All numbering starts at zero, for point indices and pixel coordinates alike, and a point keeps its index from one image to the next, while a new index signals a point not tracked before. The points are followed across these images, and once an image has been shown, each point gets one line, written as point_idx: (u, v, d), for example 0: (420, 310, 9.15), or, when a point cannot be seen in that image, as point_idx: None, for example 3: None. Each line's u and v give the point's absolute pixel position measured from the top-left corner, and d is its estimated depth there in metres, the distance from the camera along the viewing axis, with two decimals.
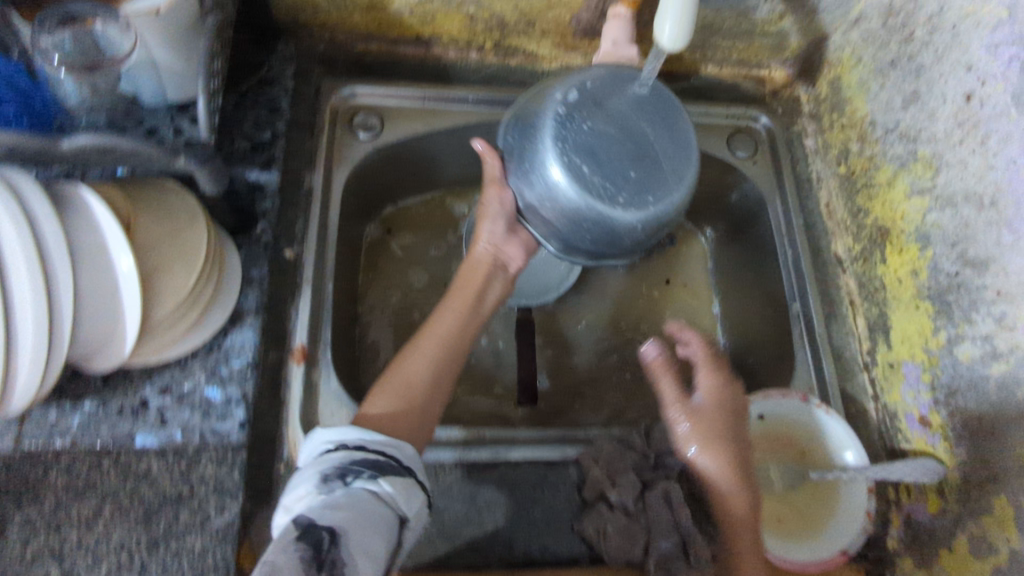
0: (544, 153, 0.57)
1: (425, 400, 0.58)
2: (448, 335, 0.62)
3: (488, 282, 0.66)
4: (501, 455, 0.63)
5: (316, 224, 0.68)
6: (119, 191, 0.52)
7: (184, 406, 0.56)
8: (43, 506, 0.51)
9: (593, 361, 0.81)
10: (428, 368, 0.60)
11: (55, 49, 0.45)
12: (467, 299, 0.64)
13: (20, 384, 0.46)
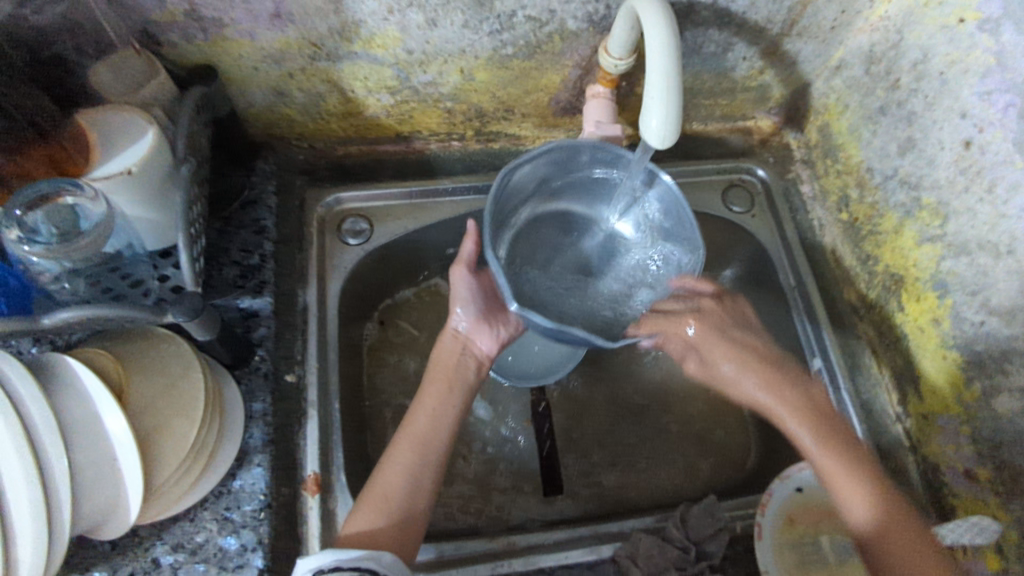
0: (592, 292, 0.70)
1: (408, 513, 0.53)
2: (424, 433, 0.57)
3: (461, 367, 0.62)
4: (530, 565, 0.59)
5: (315, 341, 0.67)
6: (111, 355, 0.51)
7: (198, 561, 0.52)
8: None
9: (618, 437, 0.77)
10: (405, 475, 0.55)
11: (27, 234, 0.45)
12: (439, 389, 0.60)
13: None
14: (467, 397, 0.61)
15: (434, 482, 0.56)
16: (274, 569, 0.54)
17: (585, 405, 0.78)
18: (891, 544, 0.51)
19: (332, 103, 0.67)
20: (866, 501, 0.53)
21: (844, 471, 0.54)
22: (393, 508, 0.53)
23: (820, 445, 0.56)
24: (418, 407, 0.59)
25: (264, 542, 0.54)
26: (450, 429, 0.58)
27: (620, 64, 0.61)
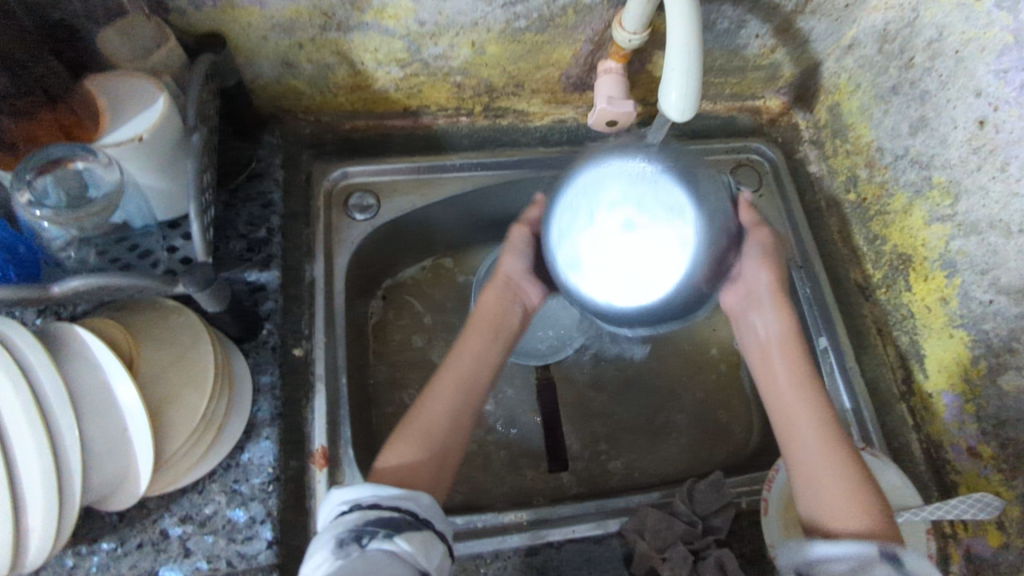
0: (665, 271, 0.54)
1: (446, 448, 0.54)
2: (466, 374, 0.58)
3: (506, 314, 0.62)
4: (538, 538, 0.59)
5: (322, 315, 0.66)
6: (121, 325, 0.51)
7: (207, 532, 0.52)
8: None
9: (622, 415, 0.77)
10: (447, 410, 0.56)
11: (39, 199, 0.44)
12: (484, 334, 0.60)
13: (33, 547, 0.42)
14: (508, 346, 0.62)
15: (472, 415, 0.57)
16: (283, 542, 0.54)
17: (591, 383, 0.79)
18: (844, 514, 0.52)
19: (341, 75, 0.66)
20: (834, 496, 0.53)
21: (824, 473, 0.54)
22: (431, 440, 0.54)
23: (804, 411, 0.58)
24: (461, 348, 0.60)
25: (274, 514, 0.54)
26: (491, 374, 0.59)
27: (634, 39, 0.61)
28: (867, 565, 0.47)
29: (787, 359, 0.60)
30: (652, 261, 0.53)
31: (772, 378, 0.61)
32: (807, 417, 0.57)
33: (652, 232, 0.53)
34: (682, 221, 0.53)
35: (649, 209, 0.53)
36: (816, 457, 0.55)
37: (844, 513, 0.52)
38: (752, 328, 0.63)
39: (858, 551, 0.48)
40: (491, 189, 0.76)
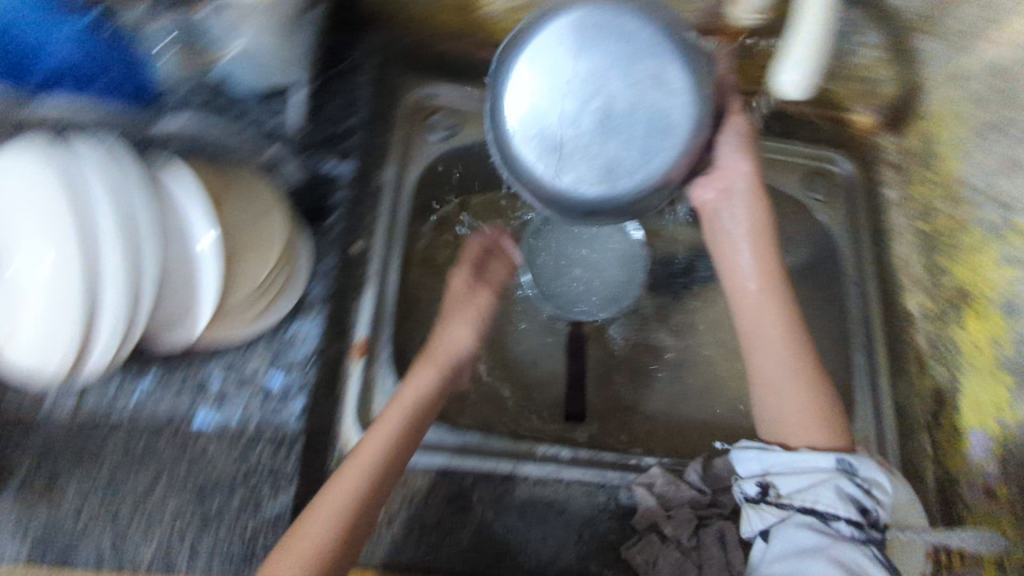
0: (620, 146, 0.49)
1: (341, 552, 0.49)
2: (376, 462, 0.53)
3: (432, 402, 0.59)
4: (549, 472, 0.61)
5: (385, 218, 0.68)
6: (212, 172, 0.53)
7: (245, 390, 0.55)
8: (99, 471, 0.52)
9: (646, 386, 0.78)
10: (348, 505, 0.50)
11: (163, 31, 0.49)
12: (407, 406, 0.57)
13: (101, 345, 0.44)
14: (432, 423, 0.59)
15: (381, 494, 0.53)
16: (313, 415, 0.56)
17: (617, 350, 0.80)
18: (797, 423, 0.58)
19: None
20: (786, 410, 0.59)
21: (791, 383, 0.59)
22: (326, 559, 0.48)
23: (768, 332, 0.61)
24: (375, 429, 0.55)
25: (306, 385, 0.56)
26: (408, 457, 0.55)
27: (753, 17, 0.61)
28: (828, 479, 0.52)
29: (751, 249, 0.64)
30: (620, 146, 0.49)
31: (742, 268, 0.64)
32: (774, 314, 0.62)
33: (625, 114, 0.48)
34: (665, 104, 0.48)
35: (629, 85, 0.48)
36: (777, 378, 0.60)
37: (812, 428, 0.57)
38: (719, 217, 0.65)
39: (821, 463, 0.53)
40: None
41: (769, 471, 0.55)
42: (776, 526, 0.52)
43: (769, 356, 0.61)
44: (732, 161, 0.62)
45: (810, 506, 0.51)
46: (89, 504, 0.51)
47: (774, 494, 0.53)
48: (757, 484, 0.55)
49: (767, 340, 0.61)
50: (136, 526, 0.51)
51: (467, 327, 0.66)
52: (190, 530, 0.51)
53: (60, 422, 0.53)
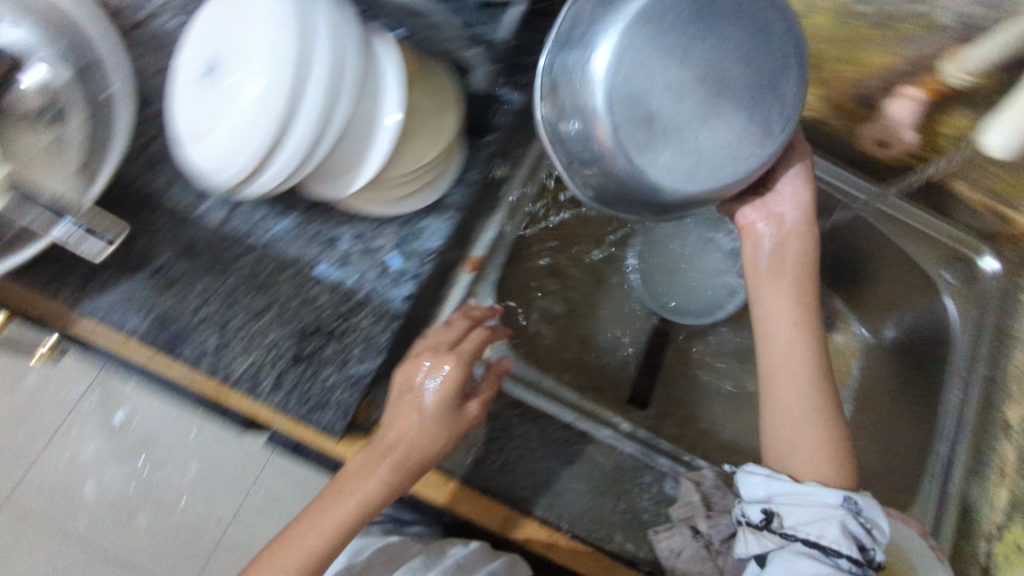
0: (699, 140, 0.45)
1: None
2: (345, 518, 0.54)
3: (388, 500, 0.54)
4: (592, 431, 0.63)
5: (534, 157, 0.71)
6: (411, 60, 0.59)
7: (367, 261, 0.59)
8: (226, 282, 0.56)
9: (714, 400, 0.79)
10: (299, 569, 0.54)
11: None
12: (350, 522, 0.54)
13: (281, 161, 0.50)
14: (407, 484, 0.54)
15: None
16: (416, 303, 0.60)
17: (695, 359, 0.81)
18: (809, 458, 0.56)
19: None
20: (803, 446, 0.57)
21: (810, 419, 0.57)
22: None
23: (793, 372, 0.59)
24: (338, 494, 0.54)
25: (419, 278, 0.59)
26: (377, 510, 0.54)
27: (964, 80, 0.61)
28: (835, 515, 0.51)
29: (779, 281, 0.62)
30: (706, 141, 0.45)
31: (780, 304, 0.61)
32: (805, 349, 0.59)
33: (724, 108, 0.44)
34: (760, 117, 0.45)
35: (736, 76, 0.45)
36: (794, 414, 0.58)
37: (824, 453, 0.56)
38: (759, 243, 0.63)
39: (828, 498, 0.52)
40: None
41: (772, 498, 0.53)
42: (774, 552, 0.50)
43: (793, 395, 0.58)
44: (787, 189, 0.62)
45: (814, 539, 0.50)
46: (207, 308, 0.55)
47: (780, 523, 0.51)
48: (761, 511, 0.53)
49: (794, 378, 0.58)
50: (238, 340, 0.55)
51: (435, 416, 0.53)
52: (282, 361, 0.55)
53: (205, 227, 0.57)
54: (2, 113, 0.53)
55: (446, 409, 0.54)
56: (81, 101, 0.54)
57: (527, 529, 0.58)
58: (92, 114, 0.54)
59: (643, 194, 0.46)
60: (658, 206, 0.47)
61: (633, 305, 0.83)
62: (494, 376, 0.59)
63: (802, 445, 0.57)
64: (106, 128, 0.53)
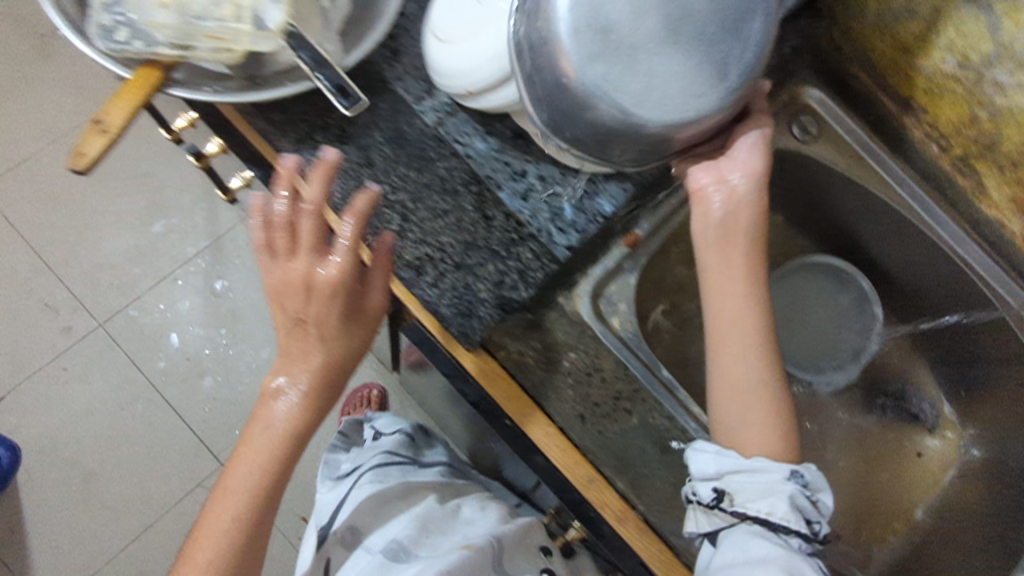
0: (651, 67, 0.42)
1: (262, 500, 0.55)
2: (284, 430, 0.55)
3: (315, 404, 0.56)
4: (691, 431, 0.64)
5: None
6: None
7: (544, 202, 0.62)
8: (422, 178, 0.60)
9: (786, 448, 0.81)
10: (250, 487, 0.55)
11: None
12: (280, 435, 0.55)
13: None
14: (334, 369, 0.56)
15: (258, 526, 0.56)
16: (574, 256, 0.63)
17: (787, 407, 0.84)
18: (757, 431, 0.55)
19: (910, 28, 0.68)
20: (754, 423, 0.55)
21: (757, 395, 0.55)
22: (246, 515, 0.55)
23: (735, 355, 0.56)
24: (264, 423, 0.55)
25: (583, 234, 0.62)
26: (317, 415, 0.56)
27: None
28: (783, 489, 0.52)
29: (728, 253, 0.56)
30: (666, 68, 0.42)
31: (729, 280, 0.56)
32: (749, 327, 0.56)
33: (689, 30, 0.42)
34: (728, 45, 0.43)
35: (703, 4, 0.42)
36: (739, 388, 0.56)
37: (773, 440, 0.55)
38: (710, 210, 0.56)
39: (775, 474, 0.52)
40: (883, 206, 0.77)
41: (723, 474, 0.54)
42: (727, 531, 0.53)
43: (736, 371, 0.55)
44: (740, 152, 0.55)
45: (762, 516, 0.51)
46: (399, 195, 0.59)
47: (729, 502, 0.53)
48: (712, 488, 0.54)
49: (740, 361, 0.55)
50: (416, 231, 0.59)
51: (336, 301, 0.53)
52: (447, 264, 0.59)
53: (419, 124, 0.61)
54: None
55: (346, 296, 0.53)
56: None
57: (603, 495, 0.59)
58: None
59: (602, 123, 0.44)
60: (619, 138, 0.45)
61: None
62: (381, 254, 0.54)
63: (752, 420, 0.55)
64: (374, 11, 0.58)
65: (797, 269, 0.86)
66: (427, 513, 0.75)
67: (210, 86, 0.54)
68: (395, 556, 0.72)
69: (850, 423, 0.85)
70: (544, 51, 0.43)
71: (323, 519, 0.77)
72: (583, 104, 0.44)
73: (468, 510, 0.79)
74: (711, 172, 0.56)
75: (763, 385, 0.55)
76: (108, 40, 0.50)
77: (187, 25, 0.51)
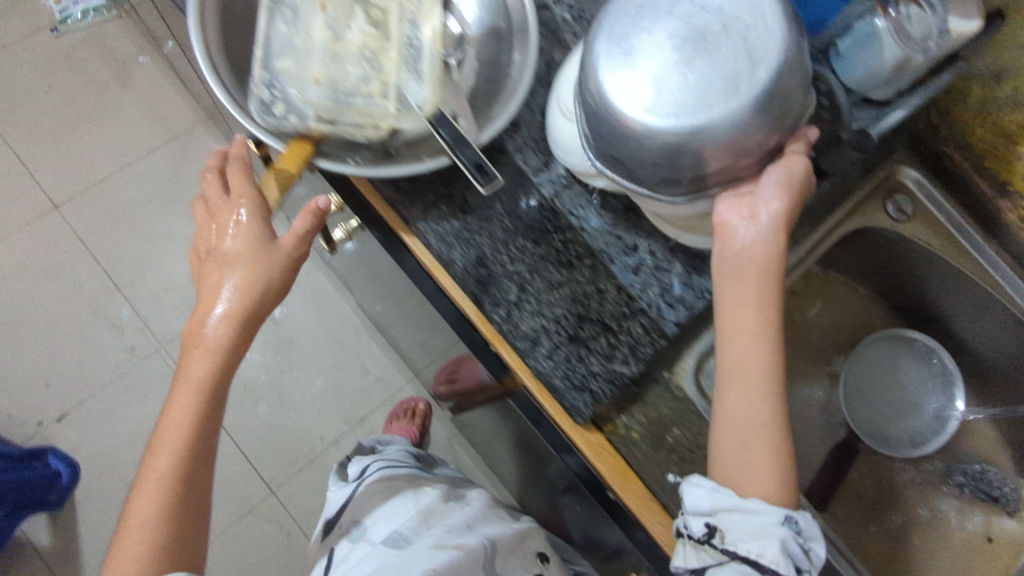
0: (682, 91, 0.47)
1: (193, 457, 0.55)
2: (206, 379, 0.56)
3: (234, 348, 0.57)
4: None
5: (813, 245, 0.73)
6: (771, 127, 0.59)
7: (655, 276, 0.63)
8: (538, 250, 0.61)
9: (863, 525, 0.79)
10: (176, 445, 0.54)
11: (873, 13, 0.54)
12: (201, 383, 0.56)
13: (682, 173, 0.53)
14: (250, 308, 0.57)
15: (189, 492, 0.54)
16: (682, 330, 0.63)
17: (867, 482, 0.82)
18: (754, 474, 0.51)
19: (1016, 117, 0.68)
20: (752, 462, 0.51)
21: (759, 435, 0.51)
22: (175, 475, 0.54)
23: (739, 387, 0.52)
24: (185, 374, 0.56)
25: (690, 309, 0.62)
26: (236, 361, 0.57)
27: None
28: (777, 533, 0.48)
29: (742, 283, 0.53)
30: (679, 86, 0.47)
31: (741, 312, 0.53)
32: (758, 362, 0.52)
33: (702, 50, 0.46)
34: (740, 60, 0.46)
35: (722, 31, 0.47)
36: (741, 423, 0.52)
37: (773, 485, 0.50)
38: (730, 240, 0.54)
39: (769, 517, 0.49)
40: (978, 288, 0.77)
41: (717, 511, 0.51)
42: (714, 569, 0.50)
43: (742, 404, 0.52)
44: (766, 188, 0.52)
45: (753, 557, 0.48)
46: (517, 266, 0.61)
47: (720, 539, 0.50)
48: (703, 524, 0.51)
49: (745, 393, 0.52)
50: (533, 303, 0.60)
51: (249, 238, 0.57)
52: (561, 335, 0.60)
53: (537, 196, 0.63)
54: (412, 52, 0.55)
55: (263, 230, 0.57)
56: (475, 60, 0.61)
57: None
58: (487, 73, 0.61)
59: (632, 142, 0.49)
60: (673, 165, 0.50)
61: (827, 407, 0.85)
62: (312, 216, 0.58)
63: (750, 458, 0.51)
64: (503, 90, 0.60)
65: (883, 341, 0.85)
66: (426, 507, 0.82)
67: (352, 160, 0.57)
68: (393, 543, 0.76)
69: (930, 507, 0.81)
70: (585, 86, 0.50)
71: (334, 512, 0.85)
72: (621, 128, 0.49)
73: (464, 514, 0.86)
74: (736, 204, 0.53)
75: (764, 424, 0.51)
76: (265, 115, 0.53)
77: (336, 100, 0.53)
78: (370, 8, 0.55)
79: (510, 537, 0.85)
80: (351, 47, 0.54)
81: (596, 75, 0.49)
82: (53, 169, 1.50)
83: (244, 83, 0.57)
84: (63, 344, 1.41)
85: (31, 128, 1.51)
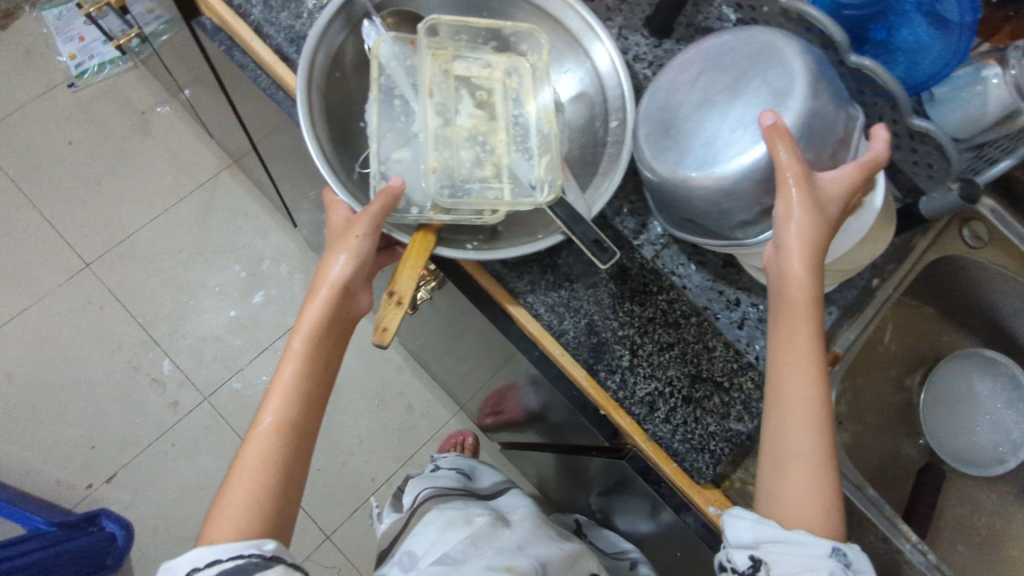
0: (721, 139, 0.50)
1: (298, 420, 0.51)
2: (310, 341, 0.53)
3: (334, 314, 0.54)
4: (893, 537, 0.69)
5: (899, 279, 0.73)
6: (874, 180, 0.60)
7: (761, 330, 0.63)
8: (644, 312, 0.62)
9: (955, 546, 0.80)
10: (280, 405, 0.51)
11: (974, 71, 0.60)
12: (305, 345, 0.53)
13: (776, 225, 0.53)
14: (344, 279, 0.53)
15: (293, 456, 0.51)
16: None
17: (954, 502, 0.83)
18: (792, 505, 0.50)
19: None
20: (789, 493, 0.50)
21: (794, 466, 0.50)
22: (282, 433, 0.51)
23: (777, 417, 0.52)
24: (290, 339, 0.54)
25: None
26: (339, 328, 0.54)
27: None
28: (824, 566, 0.47)
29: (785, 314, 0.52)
30: (723, 136, 0.50)
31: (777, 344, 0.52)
32: (794, 393, 0.51)
33: (732, 104, 0.50)
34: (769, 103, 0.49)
35: (750, 84, 0.51)
36: (780, 453, 0.51)
37: (813, 517, 0.49)
38: (772, 272, 0.53)
39: (815, 548, 0.47)
40: None
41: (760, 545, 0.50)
42: None
43: (780, 434, 0.51)
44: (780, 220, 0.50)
45: None
46: (626, 330, 0.61)
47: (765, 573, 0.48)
48: (746, 558, 0.50)
49: (785, 422, 0.51)
50: (645, 367, 0.61)
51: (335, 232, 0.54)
52: (675, 396, 0.61)
53: (638, 258, 0.63)
54: (519, 131, 0.56)
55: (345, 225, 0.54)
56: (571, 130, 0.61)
57: None
58: (584, 141, 0.62)
59: (696, 188, 0.51)
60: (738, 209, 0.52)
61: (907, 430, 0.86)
62: (388, 195, 0.51)
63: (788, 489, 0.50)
64: (604, 157, 0.60)
65: (960, 363, 0.86)
66: (475, 529, 0.77)
67: (467, 243, 0.57)
68: (442, 563, 0.72)
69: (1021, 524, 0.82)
70: (647, 163, 0.55)
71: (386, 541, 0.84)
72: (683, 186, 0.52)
73: (515, 535, 0.80)
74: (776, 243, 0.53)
75: (805, 455, 0.50)
76: None
77: (453, 188, 0.53)
78: (475, 90, 0.56)
79: (561, 561, 0.78)
80: (461, 131, 0.54)
81: (650, 150, 0.54)
82: (81, 224, 1.48)
83: (352, 173, 0.57)
84: (105, 400, 1.39)
85: (54, 183, 1.49)
